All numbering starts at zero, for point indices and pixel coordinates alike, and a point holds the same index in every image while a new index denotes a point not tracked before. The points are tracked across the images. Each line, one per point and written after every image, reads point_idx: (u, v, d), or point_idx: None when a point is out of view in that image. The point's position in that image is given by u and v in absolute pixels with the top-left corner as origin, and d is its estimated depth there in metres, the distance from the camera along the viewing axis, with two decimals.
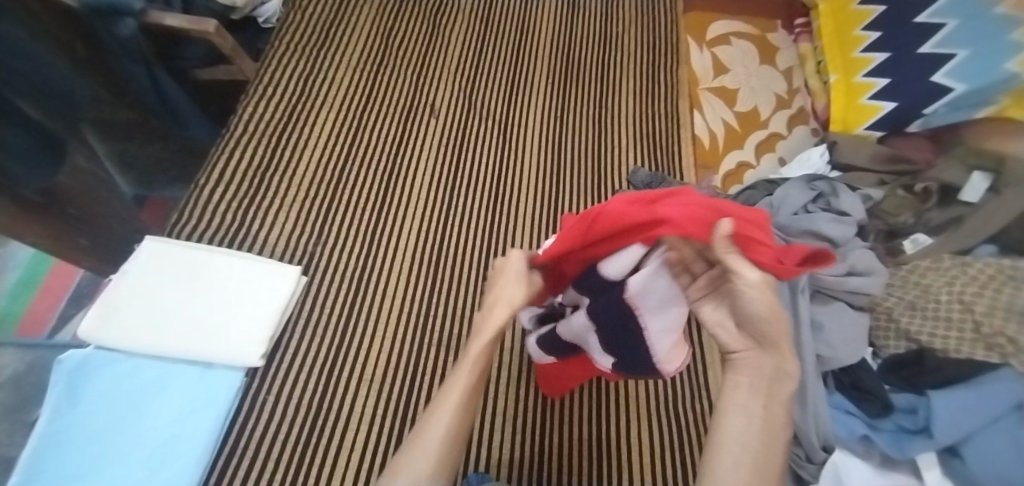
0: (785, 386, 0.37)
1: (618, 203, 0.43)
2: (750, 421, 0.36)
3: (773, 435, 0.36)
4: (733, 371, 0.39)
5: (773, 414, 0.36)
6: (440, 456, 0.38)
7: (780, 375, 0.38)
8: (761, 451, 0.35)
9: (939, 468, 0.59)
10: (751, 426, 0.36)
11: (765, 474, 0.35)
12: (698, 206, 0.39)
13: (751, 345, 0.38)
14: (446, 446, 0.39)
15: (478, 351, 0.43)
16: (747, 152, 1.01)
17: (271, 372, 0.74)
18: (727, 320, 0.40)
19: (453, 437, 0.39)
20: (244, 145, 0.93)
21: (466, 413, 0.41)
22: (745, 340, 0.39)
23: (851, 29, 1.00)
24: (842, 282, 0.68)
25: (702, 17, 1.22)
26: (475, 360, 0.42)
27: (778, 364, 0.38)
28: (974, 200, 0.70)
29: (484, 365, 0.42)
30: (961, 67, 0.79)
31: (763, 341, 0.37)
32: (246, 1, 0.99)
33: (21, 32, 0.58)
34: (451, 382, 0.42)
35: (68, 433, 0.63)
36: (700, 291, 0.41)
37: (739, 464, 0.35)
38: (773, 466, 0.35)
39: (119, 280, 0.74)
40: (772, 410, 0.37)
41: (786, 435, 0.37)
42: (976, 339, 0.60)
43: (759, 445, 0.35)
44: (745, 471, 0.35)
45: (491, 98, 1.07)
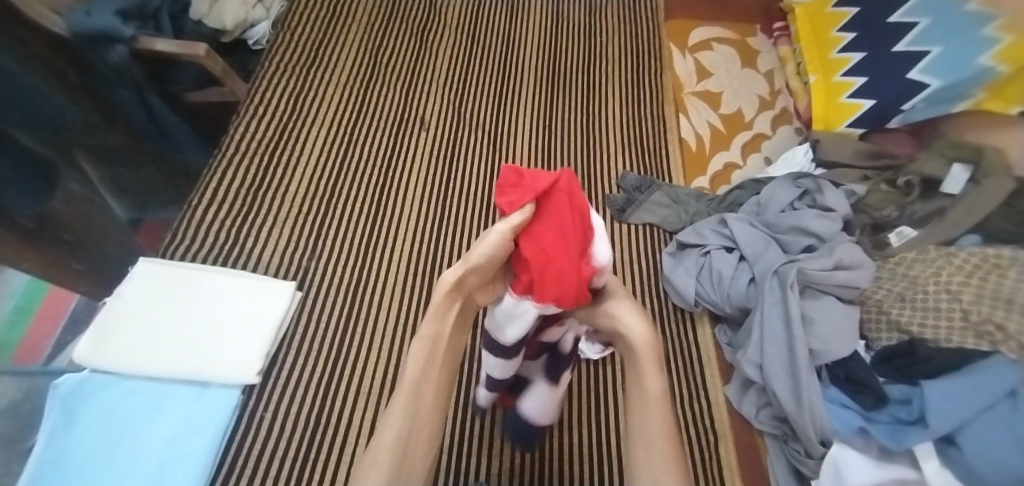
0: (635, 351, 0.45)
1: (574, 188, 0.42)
2: (641, 407, 0.44)
3: (649, 407, 0.44)
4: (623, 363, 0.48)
5: (642, 383, 0.45)
6: (394, 445, 0.41)
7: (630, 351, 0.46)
8: (648, 422, 0.44)
9: (936, 458, 0.59)
10: (638, 405, 0.45)
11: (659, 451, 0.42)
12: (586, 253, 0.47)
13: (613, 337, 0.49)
14: (396, 449, 0.41)
15: (417, 345, 0.45)
16: (733, 153, 1.03)
17: (268, 388, 0.74)
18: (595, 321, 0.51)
19: (405, 428, 0.42)
20: (237, 165, 0.94)
21: (413, 418, 0.43)
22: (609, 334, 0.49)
23: (827, 31, 1.02)
24: (830, 276, 0.69)
25: (683, 24, 1.24)
26: (419, 349, 0.45)
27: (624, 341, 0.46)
28: (955, 192, 0.72)
29: (431, 352, 0.45)
30: (935, 64, 0.82)
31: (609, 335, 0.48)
32: (236, 24, 1.02)
33: (13, 64, 0.60)
34: (405, 371, 0.45)
35: (64, 459, 0.63)
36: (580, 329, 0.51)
37: (642, 437, 0.44)
38: (658, 429, 0.43)
39: (113, 304, 0.74)
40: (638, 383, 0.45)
41: (660, 387, 0.44)
42: (965, 328, 0.61)
43: (647, 418, 0.44)
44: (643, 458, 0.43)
45: (479, 109, 1.08)
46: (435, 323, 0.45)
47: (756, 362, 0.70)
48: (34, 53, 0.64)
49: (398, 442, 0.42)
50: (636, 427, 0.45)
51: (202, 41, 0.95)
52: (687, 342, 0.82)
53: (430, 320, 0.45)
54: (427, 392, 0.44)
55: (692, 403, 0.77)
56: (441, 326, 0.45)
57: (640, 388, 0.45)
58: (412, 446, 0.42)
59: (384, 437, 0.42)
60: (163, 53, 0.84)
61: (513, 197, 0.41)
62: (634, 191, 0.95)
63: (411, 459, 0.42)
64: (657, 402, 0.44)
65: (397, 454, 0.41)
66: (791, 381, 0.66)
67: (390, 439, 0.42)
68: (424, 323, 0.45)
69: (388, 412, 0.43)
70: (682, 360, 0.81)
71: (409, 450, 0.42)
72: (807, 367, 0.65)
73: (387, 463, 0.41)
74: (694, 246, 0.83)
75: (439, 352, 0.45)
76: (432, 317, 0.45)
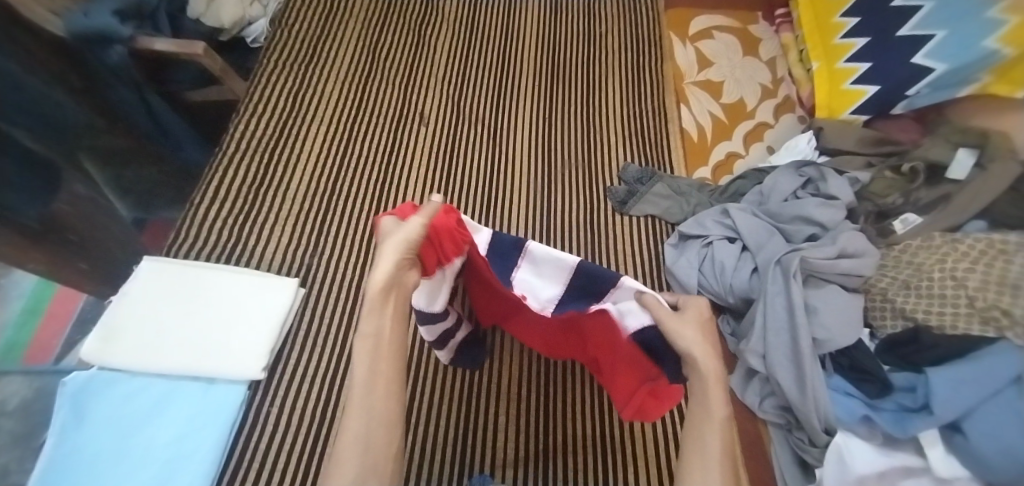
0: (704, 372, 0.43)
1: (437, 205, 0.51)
2: (694, 424, 0.42)
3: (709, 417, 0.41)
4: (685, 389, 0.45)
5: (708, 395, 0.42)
6: (356, 443, 0.38)
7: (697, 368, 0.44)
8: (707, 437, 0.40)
9: (941, 445, 0.59)
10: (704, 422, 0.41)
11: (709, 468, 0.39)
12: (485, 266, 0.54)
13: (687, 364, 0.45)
14: (359, 447, 0.38)
15: (360, 343, 0.42)
16: (735, 143, 1.02)
17: (273, 384, 0.75)
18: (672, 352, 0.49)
19: (365, 421, 0.39)
20: (239, 163, 0.95)
21: (375, 413, 0.39)
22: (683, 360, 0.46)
23: (830, 16, 1.01)
24: (834, 265, 0.69)
25: (683, 13, 1.23)
26: (366, 342, 0.42)
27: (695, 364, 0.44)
28: (961, 178, 0.71)
29: (378, 342, 0.42)
30: (940, 48, 0.80)
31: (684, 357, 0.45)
32: (233, 22, 1.01)
33: (14, 65, 0.61)
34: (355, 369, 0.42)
35: (72, 455, 0.64)
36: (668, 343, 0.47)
37: (700, 454, 0.40)
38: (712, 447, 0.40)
39: (119, 302, 0.75)
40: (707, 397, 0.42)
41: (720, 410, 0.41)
42: (972, 313, 0.60)
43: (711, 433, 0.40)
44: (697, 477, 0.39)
45: (478, 103, 1.08)
46: (373, 318, 0.43)
47: (759, 352, 0.69)
48: (38, 60, 0.65)
49: (359, 438, 0.38)
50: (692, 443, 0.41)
51: (200, 40, 0.95)
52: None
53: (365, 319, 0.43)
54: (385, 381, 0.41)
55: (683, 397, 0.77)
56: (383, 315, 0.43)
57: (703, 412, 0.42)
58: (375, 443, 0.39)
59: (344, 439, 0.38)
60: (162, 53, 0.84)
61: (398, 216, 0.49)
62: (635, 182, 0.94)
63: (379, 455, 0.39)
64: (716, 425, 0.41)
65: (360, 449, 0.38)
66: (795, 370, 0.66)
67: (352, 439, 0.38)
68: (363, 321, 0.43)
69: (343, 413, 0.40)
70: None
71: (373, 447, 0.39)
72: (810, 355, 0.65)
73: (353, 459, 0.37)
74: (696, 236, 0.82)
75: (390, 341, 0.43)
76: (369, 310, 0.43)
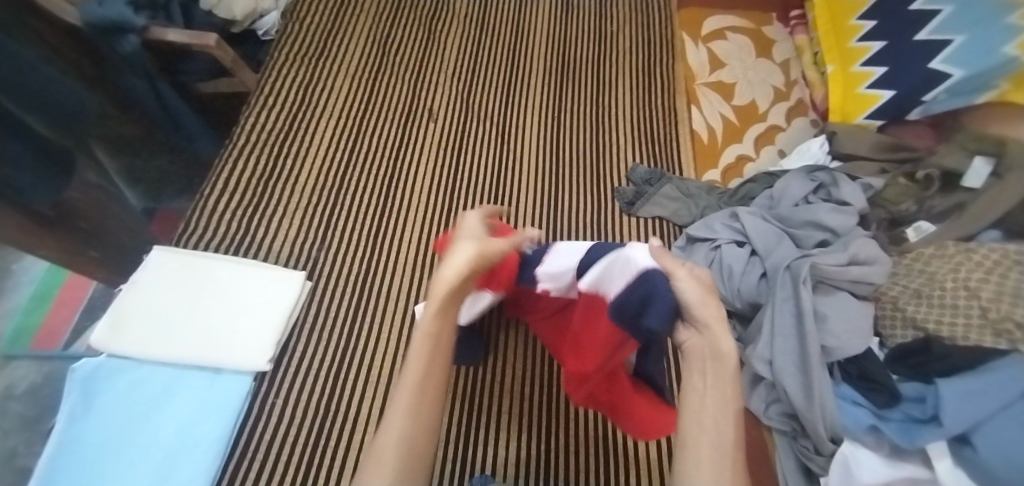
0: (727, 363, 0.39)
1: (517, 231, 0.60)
2: (701, 398, 0.38)
3: (721, 413, 0.36)
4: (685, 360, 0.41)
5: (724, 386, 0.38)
6: (400, 445, 0.36)
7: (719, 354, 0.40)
8: (712, 432, 0.36)
9: (950, 458, 0.58)
10: (708, 417, 0.36)
11: (721, 443, 0.35)
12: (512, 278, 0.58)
13: (694, 332, 0.42)
14: (402, 452, 0.36)
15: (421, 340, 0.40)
16: (746, 145, 1.01)
17: (279, 376, 0.75)
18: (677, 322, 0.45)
19: (412, 424, 0.37)
20: (248, 154, 0.95)
21: (423, 419, 0.38)
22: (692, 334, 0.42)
23: (846, 19, 0.99)
24: (846, 272, 0.68)
25: (697, 13, 1.22)
26: (421, 339, 0.40)
27: (713, 345, 0.40)
28: (977, 186, 0.70)
29: (434, 343, 0.40)
30: (958, 53, 0.79)
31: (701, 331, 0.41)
32: (245, 14, 1.02)
33: (22, 47, 0.59)
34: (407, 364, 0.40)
35: (81, 440, 0.65)
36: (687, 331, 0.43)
37: (700, 446, 0.35)
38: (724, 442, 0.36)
39: (128, 290, 0.75)
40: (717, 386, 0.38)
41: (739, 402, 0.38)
42: (984, 325, 0.59)
43: (717, 427, 0.36)
44: (707, 451, 0.35)
45: (487, 99, 1.08)
46: (439, 319, 0.41)
47: (766, 358, 0.68)
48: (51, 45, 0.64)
49: (402, 441, 0.36)
50: (694, 431, 0.36)
51: (212, 31, 0.95)
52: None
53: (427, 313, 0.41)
54: (433, 385, 0.39)
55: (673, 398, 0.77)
56: (445, 317, 0.42)
57: (713, 380, 0.38)
58: (417, 448, 0.37)
59: (387, 438, 0.36)
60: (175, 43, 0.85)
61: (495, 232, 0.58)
62: (644, 183, 0.94)
63: (417, 462, 0.37)
64: (729, 398, 0.38)
65: (402, 454, 0.36)
66: (802, 378, 0.65)
67: (394, 440, 0.36)
68: (424, 317, 0.41)
69: (387, 411, 0.38)
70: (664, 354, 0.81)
71: (414, 452, 0.36)
72: (819, 363, 0.64)
73: (392, 463, 0.35)
74: (704, 239, 0.82)
75: (445, 346, 0.41)
76: (436, 309, 0.41)
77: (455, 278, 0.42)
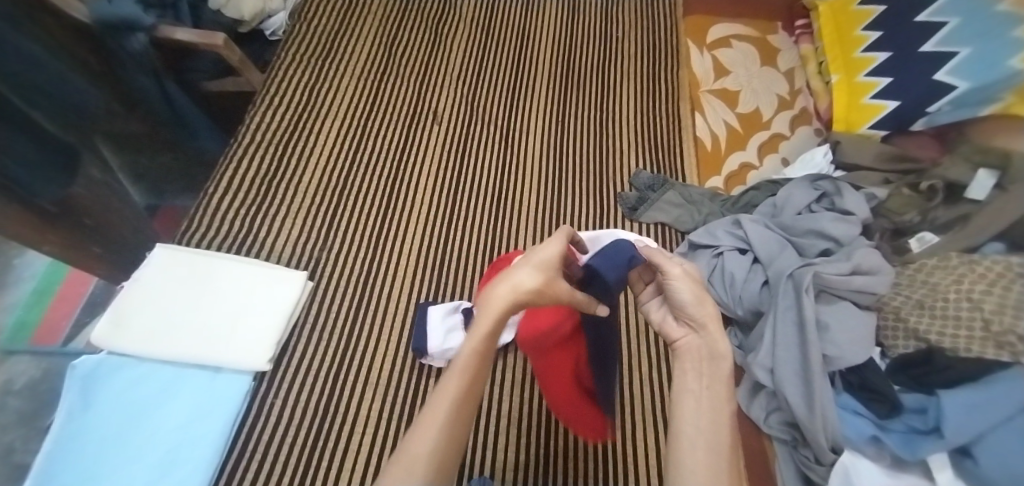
0: (723, 363, 0.40)
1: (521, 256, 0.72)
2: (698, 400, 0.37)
3: (721, 415, 0.36)
4: (680, 359, 0.41)
5: (719, 389, 0.38)
6: (432, 453, 0.36)
7: (716, 354, 0.40)
8: (710, 430, 0.36)
9: (951, 470, 0.58)
10: (702, 415, 0.36)
11: (721, 450, 0.35)
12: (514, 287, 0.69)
13: (690, 331, 0.42)
14: (435, 460, 0.36)
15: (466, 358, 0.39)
16: (750, 153, 1.01)
17: (278, 376, 0.75)
18: (670, 316, 0.45)
19: (446, 437, 0.37)
20: (252, 153, 0.95)
21: (456, 428, 0.37)
22: (687, 333, 0.43)
23: (851, 29, 1.00)
24: (847, 281, 0.68)
25: (702, 21, 1.22)
26: (466, 356, 0.39)
27: (712, 345, 0.40)
28: (981, 197, 0.70)
29: (478, 364, 0.39)
30: (963, 65, 0.79)
31: (698, 330, 0.41)
32: (253, 14, 1.02)
33: (35, 47, 0.60)
34: (450, 374, 0.39)
35: (79, 437, 0.65)
36: (680, 331, 0.43)
37: (694, 445, 0.35)
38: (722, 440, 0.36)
39: (131, 287, 0.75)
40: (716, 387, 0.38)
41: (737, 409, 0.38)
42: (986, 338, 0.59)
43: (710, 424, 0.36)
44: (702, 454, 0.34)
45: (492, 103, 1.08)
46: (487, 339, 0.39)
47: (766, 365, 0.68)
48: (57, 40, 0.64)
49: (433, 451, 0.36)
50: (690, 427, 0.36)
51: (220, 30, 0.95)
52: (641, 330, 0.82)
53: (477, 333, 0.39)
54: (470, 402, 0.39)
55: (659, 392, 0.77)
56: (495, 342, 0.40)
57: (707, 382, 0.39)
58: (449, 457, 0.37)
59: (420, 444, 0.36)
60: (182, 42, 0.85)
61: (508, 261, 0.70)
62: (647, 189, 0.94)
63: (448, 468, 0.37)
64: (724, 398, 0.38)
65: (431, 463, 0.35)
66: (803, 386, 0.65)
67: (426, 447, 0.36)
68: (471, 334, 0.39)
69: (421, 418, 0.37)
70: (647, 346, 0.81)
71: (444, 459, 0.36)
72: (820, 371, 0.64)
73: (424, 470, 0.35)
74: (706, 246, 0.81)
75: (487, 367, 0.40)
76: (486, 330, 0.39)
77: (507, 300, 0.39)
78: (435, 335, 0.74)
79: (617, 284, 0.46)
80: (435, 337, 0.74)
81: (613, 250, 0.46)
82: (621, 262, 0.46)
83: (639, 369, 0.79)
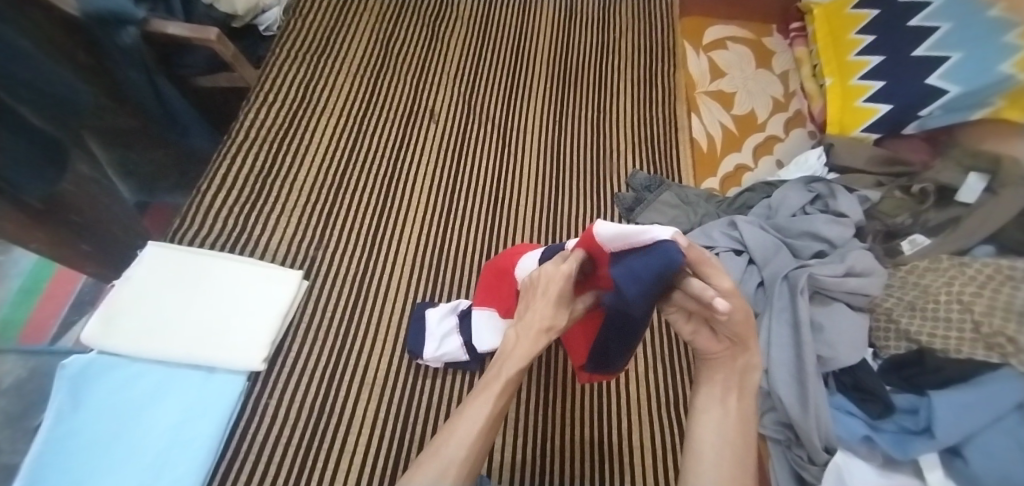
0: (753, 376, 0.44)
1: (517, 254, 0.64)
2: (724, 415, 0.44)
3: (746, 427, 0.43)
4: (710, 371, 0.46)
5: (747, 402, 0.44)
6: (464, 459, 0.42)
7: (748, 368, 0.44)
8: (738, 444, 0.43)
9: (941, 469, 0.59)
10: (727, 424, 0.43)
11: (742, 464, 0.42)
12: (506, 288, 0.64)
13: (729, 345, 0.43)
14: (464, 466, 0.42)
15: (495, 386, 0.43)
16: (745, 155, 1.02)
17: (273, 376, 0.74)
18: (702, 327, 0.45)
19: (474, 446, 0.42)
20: (246, 151, 0.94)
21: (483, 439, 0.43)
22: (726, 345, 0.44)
23: (846, 33, 1.01)
24: (842, 282, 0.69)
25: (698, 23, 1.23)
26: (500, 382, 0.44)
27: (747, 360, 0.44)
28: (970, 201, 0.71)
29: (506, 393, 0.44)
30: (956, 70, 0.80)
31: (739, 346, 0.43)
32: (247, 10, 1.01)
33: (26, 43, 0.59)
34: (479, 394, 0.44)
35: (68, 439, 0.63)
36: (720, 346, 0.44)
37: (722, 458, 0.42)
38: (748, 452, 0.43)
39: (122, 285, 0.74)
40: (744, 400, 0.44)
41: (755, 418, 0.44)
42: (976, 340, 0.60)
43: (736, 437, 0.43)
44: (728, 464, 0.42)
45: (489, 101, 1.08)
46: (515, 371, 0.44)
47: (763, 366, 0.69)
48: (48, 36, 0.63)
49: (464, 459, 0.42)
50: (717, 443, 0.43)
51: (214, 26, 0.94)
52: (664, 341, 0.82)
53: (517, 365, 0.43)
54: (495, 419, 0.44)
55: (675, 406, 0.76)
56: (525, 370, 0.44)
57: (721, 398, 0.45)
58: (476, 461, 0.43)
59: (455, 452, 0.42)
60: (174, 37, 0.83)
61: (508, 260, 0.64)
62: (644, 190, 0.94)
63: (473, 471, 0.43)
64: (746, 411, 0.44)
65: (461, 468, 0.42)
66: (797, 387, 0.65)
67: (459, 453, 0.42)
68: (505, 367, 0.44)
69: (454, 426, 0.43)
70: (672, 359, 0.81)
71: (471, 464, 0.43)
72: (813, 371, 0.65)
73: (454, 475, 0.41)
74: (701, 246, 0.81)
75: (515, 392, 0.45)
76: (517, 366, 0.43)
77: (542, 337, 0.44)
78: (432, 338, 0.74)
79: (638, 295, 0.40)
80: (430, 342, 0.73)
81: (653, 257, 0.39)
82: (649, 272, 0.39)
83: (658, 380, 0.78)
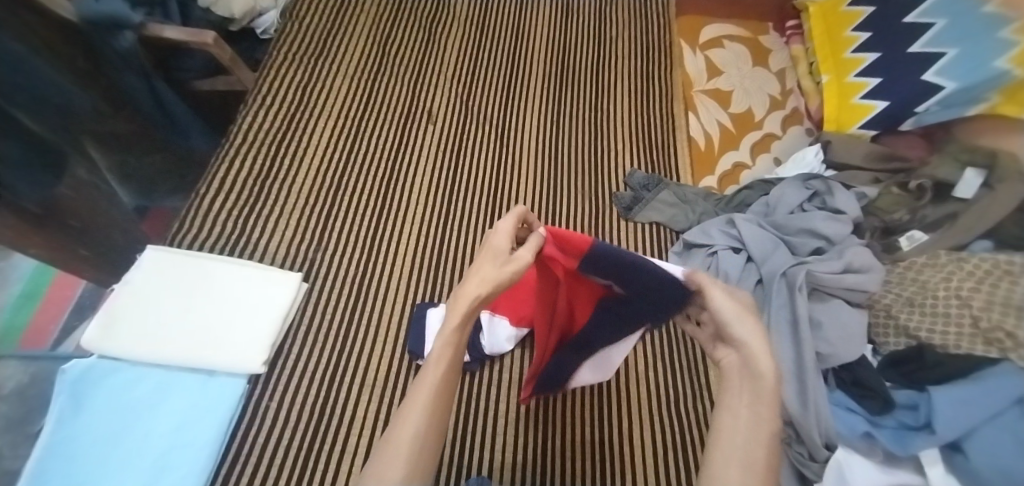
0: (765, 381, 0.37)
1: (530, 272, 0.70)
2: (736, 420, 0.35)
3: (759, 433, 0.34)
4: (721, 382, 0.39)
5: (760, 409, 0.35)
6: (413, 442, 0.36)
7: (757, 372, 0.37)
8: (749, 450, 0.33)
9: (942, 464, 0.59)
10: (737, 429, 0.35)
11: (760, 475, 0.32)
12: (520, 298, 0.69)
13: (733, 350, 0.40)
14: (418, 444, 0.36)
15: (438, 347, 0.41)
16: (743, 153, 1.02)
17: (273, 379, 0.74)
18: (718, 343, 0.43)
19: (431, 422, 0.38)
20: (244, 154, 0.94)
21: (436, 414, 0.39)
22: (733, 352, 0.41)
23: (842, 30, 1.01)
24: (840, 279, 0.69)
25: (694, 22, 1.23)
26: (443, 348, 0.41)
27: (754, 362, 0.38)
28: (968, 197, 0.71)
29: (453, 355, 0.41)
30: (952, 66, 0.80)
31: (738, 345, 0.39)
32: (243, 13, 1.01)
33: (20, 48, 0.59)
34: (424, 369, 0.41)
35: (69, 444, 0.63)
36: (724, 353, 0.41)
37: (731, 466, 0.33)
38: (763, 464, 0.33)
39: (121, 290, 0.74)
40: (757, 406, 0.36)
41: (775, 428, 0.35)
42: (976, 334, 0.60)
43: (748, 444, 0.34)
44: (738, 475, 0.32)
45: (486, 102, 1.08)
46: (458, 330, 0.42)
47: None
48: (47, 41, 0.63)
49: (415, 442, 0.36)
50: (726, 449, 0.34)
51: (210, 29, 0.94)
52: (662, 340, 0.83)
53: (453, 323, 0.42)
54: (446, 393, 0.40)
55: (672, 404, 0.77)
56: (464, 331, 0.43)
57: (749, 401, 0.36)
58: (428, 446, 0.37)
59: (404, 433, 0.37)
60: (171, 40, 0.83)
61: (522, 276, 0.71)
62: (642, 189, 0.94)
63: (427, 462, 0.37)
64: (764, 417, 0.35)
65: (415, 452, 0.36)
66: (797, 384, 0.65)
67: (409, 435, 0.36)
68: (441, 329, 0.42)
69: (400, 410, 0.39)
70: (670, 357, 0.81)
71: (424, 453, 0.37)
72: (813, 367, 0.65)
73: (405, 457, 0.35)
74: (700, 245, 0.81)
75: (462, 355, 0.42)
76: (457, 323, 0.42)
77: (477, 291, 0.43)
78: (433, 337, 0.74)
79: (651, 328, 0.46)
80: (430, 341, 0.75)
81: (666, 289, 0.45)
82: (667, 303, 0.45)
83: (666, 379, 0.79)
